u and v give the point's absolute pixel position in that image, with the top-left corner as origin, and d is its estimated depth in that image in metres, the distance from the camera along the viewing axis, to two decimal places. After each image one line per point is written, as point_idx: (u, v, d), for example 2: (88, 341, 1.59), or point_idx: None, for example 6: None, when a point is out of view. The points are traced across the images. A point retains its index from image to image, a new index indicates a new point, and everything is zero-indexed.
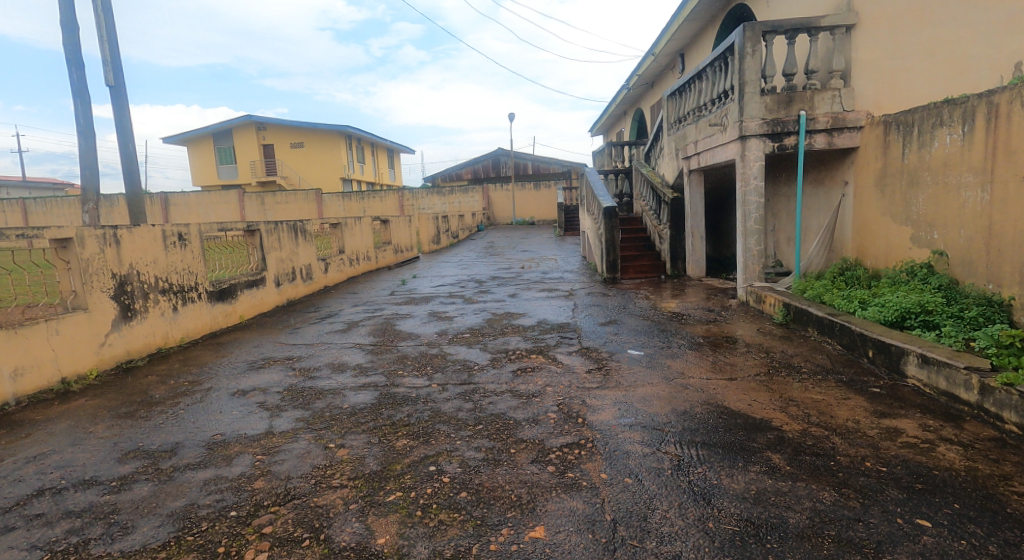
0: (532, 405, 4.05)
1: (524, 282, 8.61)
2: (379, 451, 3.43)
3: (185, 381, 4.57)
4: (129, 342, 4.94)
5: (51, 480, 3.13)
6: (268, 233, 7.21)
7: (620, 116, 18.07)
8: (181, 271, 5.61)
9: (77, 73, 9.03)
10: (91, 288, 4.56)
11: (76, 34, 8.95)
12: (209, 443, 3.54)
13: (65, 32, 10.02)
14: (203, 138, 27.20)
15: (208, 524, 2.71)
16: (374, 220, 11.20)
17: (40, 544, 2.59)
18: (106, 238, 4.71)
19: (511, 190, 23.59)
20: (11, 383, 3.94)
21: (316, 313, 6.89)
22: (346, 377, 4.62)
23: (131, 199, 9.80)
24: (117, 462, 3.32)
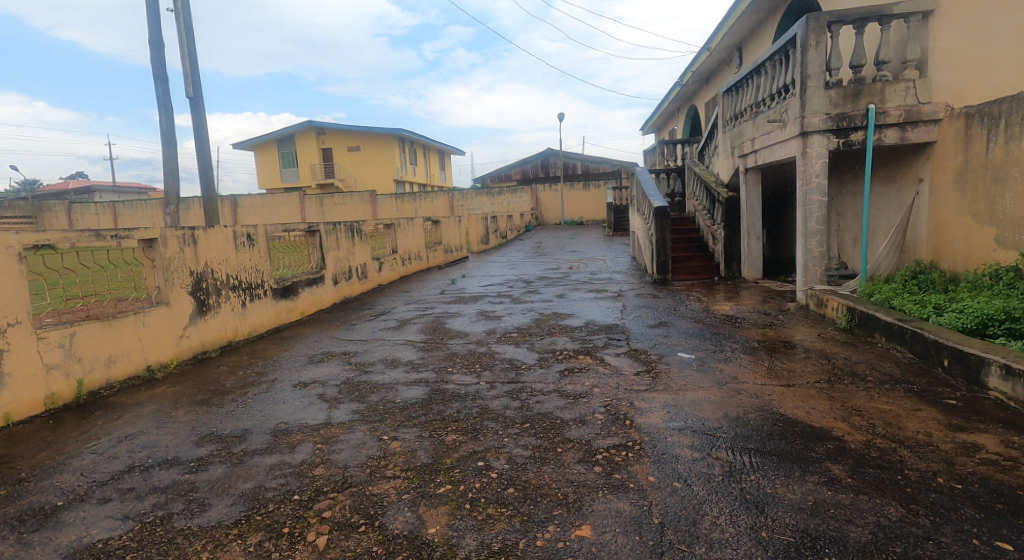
0: (579, 405, 4.07)
1: (573, 282, 8.58)
2: (430, 445, 3.55)
3: (252, 372, 4.88)
4: (205, 334, 5.33)
5: (139, 457, 3.45)
6: (327, 233, 7.54)
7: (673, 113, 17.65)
8: (249, 269, 5.99)
9: (160, 86, 9.75)
10: (172, 284, 4.96)
11: (160, 51, 9.66)
12: (274, 431, 3.79)
13: (150, 50, 10.86)
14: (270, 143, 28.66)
15: (275, 506, 2.91)
16: (425, 221, 11.47)
17: (131, 515, 2.86)
18: (185, 238, 5.10)
19: (561, 189, 23.50)
20: (106, 369, 4.37)
21: (371, 311, 7.16)
22: (398, 373, 4.79)
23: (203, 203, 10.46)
24: (195, 445, 3.61)
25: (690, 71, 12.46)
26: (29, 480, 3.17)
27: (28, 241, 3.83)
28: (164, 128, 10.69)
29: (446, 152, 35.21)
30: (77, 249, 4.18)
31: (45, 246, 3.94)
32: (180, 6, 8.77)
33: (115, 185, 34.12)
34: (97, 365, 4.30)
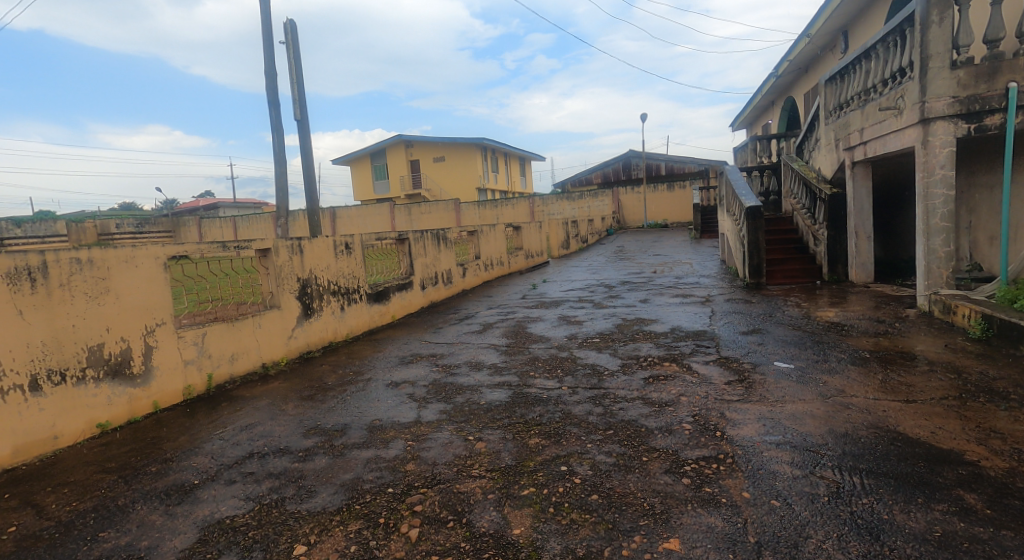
0: (665, 414, 3.94)
1: (656, 287, 8.30)
2: (513, 447, 3.63)
3: (350, 371, 5.27)
4: (309, 336, 5.83)
5: (258, 445, 3.86)
6: (415, 241, 7.92)
7: (767, 106, 16.53)
8: (347, 275, 6.46)
9: (271, 109, 10.73)
10: (283, 290, 5.49)
11: (270, 78, 10.64)
12: (370, 427, 4.06)
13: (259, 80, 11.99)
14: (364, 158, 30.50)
15: (372, 497, 3.13)
16: (506, 227, 11.66)
17: (252, 496, 3.21)
18: (293, 247, 5.62)
19: (643, 191, 22.91)
20: (230, 365, 4.93)
21: (456, 315, 7.42)
22: (482, 376, 4.93)
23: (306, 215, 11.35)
24: (303, 436, 3.97)
25: (786, 61, 11.61)
26: (172, 460, 3.65)
27: (170, 252, 4.45)
28: (274, 148, 11.73)
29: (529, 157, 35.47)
30: (207, 258, 4.75)
31: (183, 256, 4.54)
32: (289, 37, 9.64)
33: (235, 202, 38.02)
34: (223, 361, 4.87)
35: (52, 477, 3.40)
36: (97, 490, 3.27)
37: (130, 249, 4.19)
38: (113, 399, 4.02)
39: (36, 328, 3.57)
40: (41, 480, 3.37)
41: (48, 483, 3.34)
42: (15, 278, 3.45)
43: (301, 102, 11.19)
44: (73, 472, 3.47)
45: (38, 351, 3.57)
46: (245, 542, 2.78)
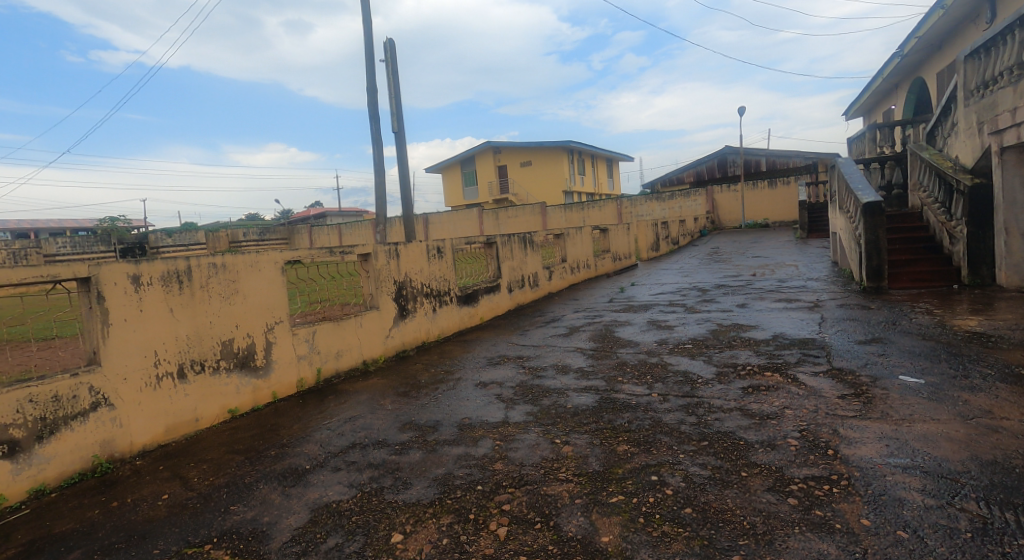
0: (767, 427, 3.66)
1: (757, 290, 7.76)
2: (601, 452, 3.56)
3: (442, 370, 5.48)
4: (404, 335, 6.15)
5: (359, 436, 4.13)
6: (503, 245, 8.05)
7: (890, 90, 14.83)
8: (439, 278, 6.72)
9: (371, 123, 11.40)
10: (381, 292, 5.84)
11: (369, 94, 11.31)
12: (460, 425, 4.19)
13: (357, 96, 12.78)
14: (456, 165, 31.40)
15: (462, 493, 3.23)
16: (593, 229, 11.47)
17: (354, 484, 3.44)
18: (390, 252, 5.96)
19: (741, 189, 21.50)
20: (336, 361, 5.33)
21: (542, 318, 7.44)
22: (569, 379, 4.89)
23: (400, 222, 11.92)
24: (399, 431, 4.19)
25: (914, 37, 10.33)
26: (287, 446, 4.02)
27: (287, 257, 4.91)
28: (371, 159, 12.43)
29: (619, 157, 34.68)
30: (317, 263, 5.18)
31: (296, 260, 4.99)
32: (389, 55, 10.25)
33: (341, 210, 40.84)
34: (330, 357, 5.29)
35: (192, 454, 3.88)
36: (229, 468, 3.68)
37: (255, 255, 4.68)
38: (240, 388, 4.50)
39: (182, 323, 4.10)
40: (184, 455, 3.86)
41: (189, 459, 3.81)
42: (167, 281, 4.00)
43: (396, 115, 11.78)
44: (209, 451, 3.93)
45: (183, 343, 4.10)
46: (349, 526, 2.98)
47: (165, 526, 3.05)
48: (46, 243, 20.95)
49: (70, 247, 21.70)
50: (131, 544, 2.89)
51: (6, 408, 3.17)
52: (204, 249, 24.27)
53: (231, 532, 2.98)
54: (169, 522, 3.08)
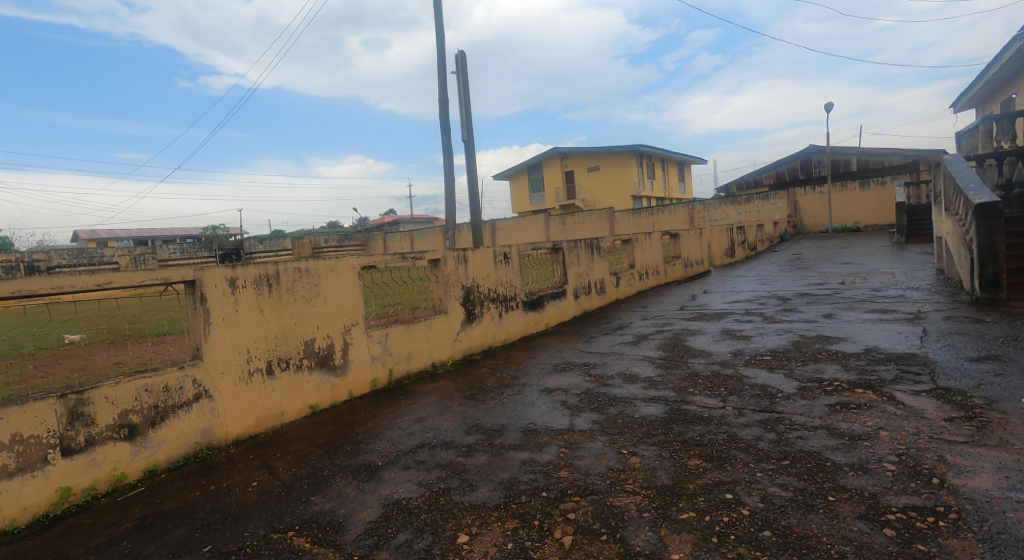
0: (858, 449, 3.37)
1: (845, 300, 7.21)
2: (671, 466, 3.43)
3: (508, 375, 5.53)
4: (471, 339, 6.26)
5: (427, 437, 4.25)
6: (569, 250, 7.99)
7: (1008, 78, 13.32)
8: (505, 284, 6.79)
9: (441, 132, 11.72)
10: (449, 297, 5.98)
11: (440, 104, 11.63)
12: (525, 430, 4.20)
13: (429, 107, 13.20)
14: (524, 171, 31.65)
15: (527, 498, 3.23)
16: (663, 234, 11.16)
17: (423, 483, 3.54)
18: (459, 258, 6.09)
19: (828, 191, 20.14)
20: (407, 362, 5.52)
21: (610, 325, 7.32)
22: (636, 388, 4.78)
23: (469, 228, 12.16)
24: (465, 433, 4.27)
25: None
26: (362, 442, 4.20)
27: (363, 262, 5.15)
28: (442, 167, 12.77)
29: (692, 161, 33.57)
30: (390, 268, 5.39)
31: (371, 265, 5.23)
32: (459, 67, 10.50)
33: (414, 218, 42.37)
34: (401, 358, 5.48)
35: (278, 445, 4.14)
36: (309, 461, 3.90)
37: (335, 260, 4.94)
38: (320, 385, 4.77)
39: (271, 323, 4.40)
40: (271, 446, 4.13)
41: (275, 450, 4.07)
42: (259, 284, 4.30)
43: (466, 124, 12.03)
44: (292, 443, 4.19)
45: (271, 342, 4.40)
46: (417, 524, 3.07)
47: (254, 511, 3.27)
48: (156, 250, 23.18)
49: (176, 253, 23.88)
50: (224, 525, 3.13)
51: (127, 396, 3.56)
52: (289, 255, 25.96)
53: (310, 521, 3.16)
54: (257, 508, 3.31)
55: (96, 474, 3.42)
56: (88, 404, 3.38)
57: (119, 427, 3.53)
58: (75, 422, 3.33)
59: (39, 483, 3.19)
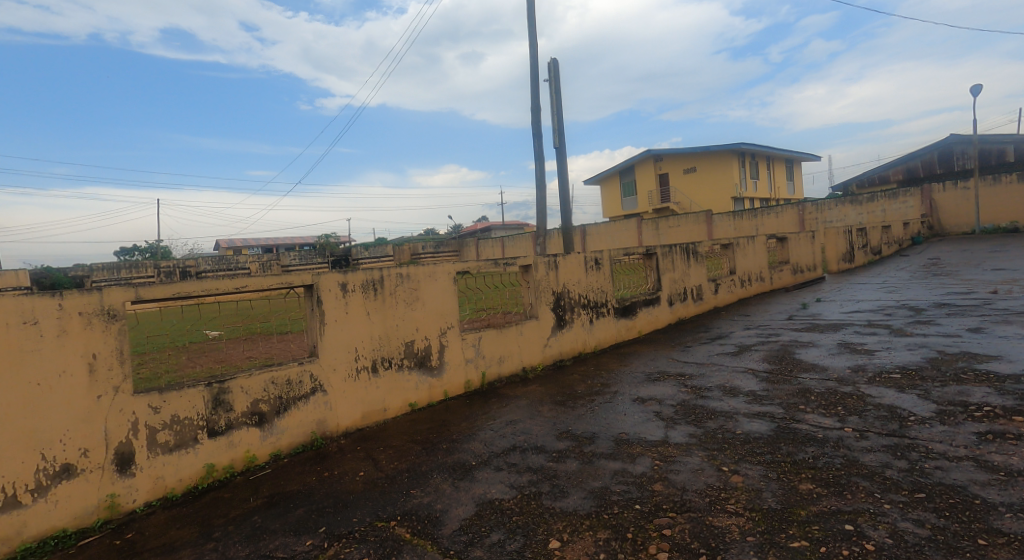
0: (1015, 487, 2.92)
1: (994, 313, 6.32)
2: (778, 488, 3.20)
3: (599, 382, 5.47)
4: (562, 345, 6.27)
5: (519, 440, 4.31)
6: (664, 256, 7.74)
7: None
8: (597, 290, 6.72)
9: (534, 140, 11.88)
10: (540, 302, 6.04)
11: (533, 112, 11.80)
12: (617, 439, 4.14)
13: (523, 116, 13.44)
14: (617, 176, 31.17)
15: (619, 509, 3.18)
16: (768, 239, 10.48)
17: (515, 485, 3.60)
18: (550, 263, 6.13)
19: (972, 187, 17.83)
20: (498, 366, 5.65)
21: (707, 334, 7.01)
22: (738, 402, 4.54)
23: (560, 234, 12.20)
24: (556, 439, 4.28)
25: None
26: (456, 441, 4.35)
27: (458, 267, 5.35)
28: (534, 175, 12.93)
29: (801, 158, 31.15)
30: (483, 273, 5.56)
31: (465, 271, 5.42)
32: (551, 74, 10.59)
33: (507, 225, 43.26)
34: (494, 362, 5.62)
35: (381, 439, 4.41)
36: (409, 456, 4.12)
37: (433, 266, 5.17)
38: (419, 384, 5.01)
39: (375, 324, 4.69)
40: (375, 439, 4.41)
41: (379, 443, 4.34)
42: (366, 288, 4.62)
43: (558, 131, 12.10)
44: (393, 438, 4.44)
45: (376, 342, 4.69)
46: (510, 525, 3.13)
47: (361, 499, 3.51)
48: (279, 256, 25.60)
49: (296, 260, 26.21)
50: (336, 510, 3.39)
51: (258, 387, 3.98)
52: (392, 261, 27.52)
53: (410, 513, 3.32)
54: (364, 497, 3.55)
55: (234, 454, 3.86)
56: (228, 392, 3.83)
57: (251, 414, 3.95)
58: (217, 408, 3.78)
59: (191, 459, 3.67)
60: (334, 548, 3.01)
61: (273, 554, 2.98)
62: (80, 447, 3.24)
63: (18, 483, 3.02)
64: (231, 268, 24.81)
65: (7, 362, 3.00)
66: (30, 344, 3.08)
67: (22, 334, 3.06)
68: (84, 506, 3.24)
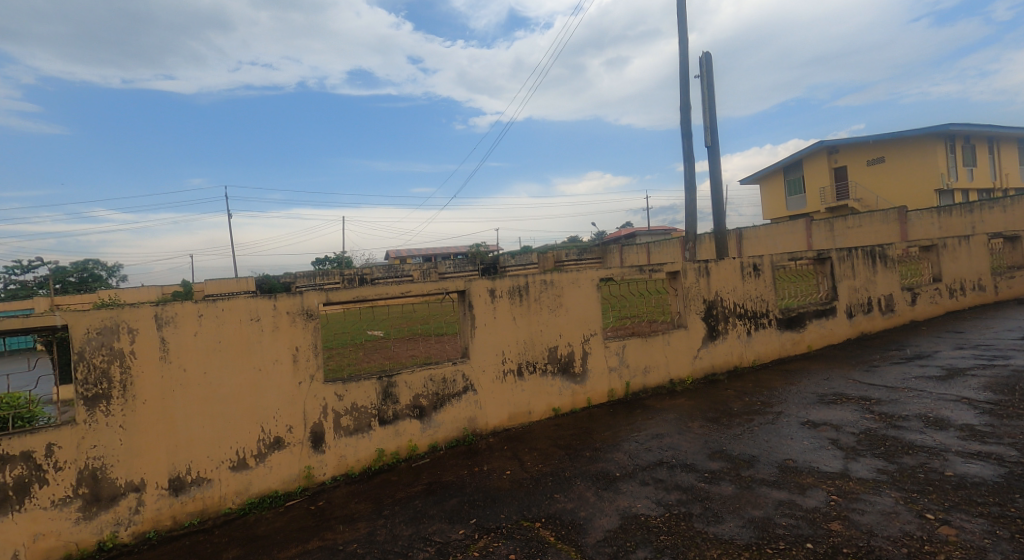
0: None
1: None
2: (1011, 552, 2.58)
3: (758, 400, 4.97)
4: (714, 357, 5.83)
5: (666, 455, 4.07)
6: (842, 261, 6.79)
7: None
8: (756, 298, 6.13)
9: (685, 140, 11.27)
10: (690, 311, 5.68)
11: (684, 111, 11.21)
12: (782, 465, 3.70)
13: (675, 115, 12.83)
14: (781, 173, 28.36)
15: (786, 546, 2.83)
16: (988, 240, 8.65)
17: (662, 502, 3.39)
18: (701, 270, 5.74)
19: None
20: (643, 376, 5.43)
21: (900, 353, 5.99)
22: (947, 437, 3.78)
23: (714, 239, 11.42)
24: (708, 458, 3.96)
25: None
26: (600, 450, 4.25)
27: (602, 274, 5.25)
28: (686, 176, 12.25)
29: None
30: (627, 280, 5.38)
31: (609, 278, 5.30)
32: (704, 70, 9.98)
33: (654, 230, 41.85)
34: (638, 372, 5.41)
35: (526, 441, 4.48)
36: (552, 460, 4.12)
37: (576, 273, 5.14)
38: (562, 390, 5.01)
39: (521, 329, 4.79)
40: (521, 441, 4.49)
41: (524, 445, 4.42)
42: (513, 294, 4.75)
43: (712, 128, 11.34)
44: (537, 441, 4.48)
45: (522, 346, 4.79)
46: (657, 544, 2.95)
47: (508, 496, 3.59)
48: (436, 264, 27.70)
49: (450, 267, 28.11)
50: (485, 504, 3.50)
51: (418, 383, 4.29)
52: (538, 268, 28.17)
53: (555, 517, 3.31)
54: (510, 495, 3.62)
55: (400, 442, 4.20)
56: (395, 386, 4.19)
57: (413, 407, 4.27)
58: (386, 399, 4.15)
59: (366, 442, 4.07)
60: (484, 541, 3.11)
61: (430, 538, 3.17)
62: (287, 424, 3.80)
63: (246, 449, 3.68)
64: (395, 275, 27.44)
65: (240, 350, 3.67)
66: (255, 336, 3.72)
67: (251, 328, 3.71)
68: (290, 473, 3.80)
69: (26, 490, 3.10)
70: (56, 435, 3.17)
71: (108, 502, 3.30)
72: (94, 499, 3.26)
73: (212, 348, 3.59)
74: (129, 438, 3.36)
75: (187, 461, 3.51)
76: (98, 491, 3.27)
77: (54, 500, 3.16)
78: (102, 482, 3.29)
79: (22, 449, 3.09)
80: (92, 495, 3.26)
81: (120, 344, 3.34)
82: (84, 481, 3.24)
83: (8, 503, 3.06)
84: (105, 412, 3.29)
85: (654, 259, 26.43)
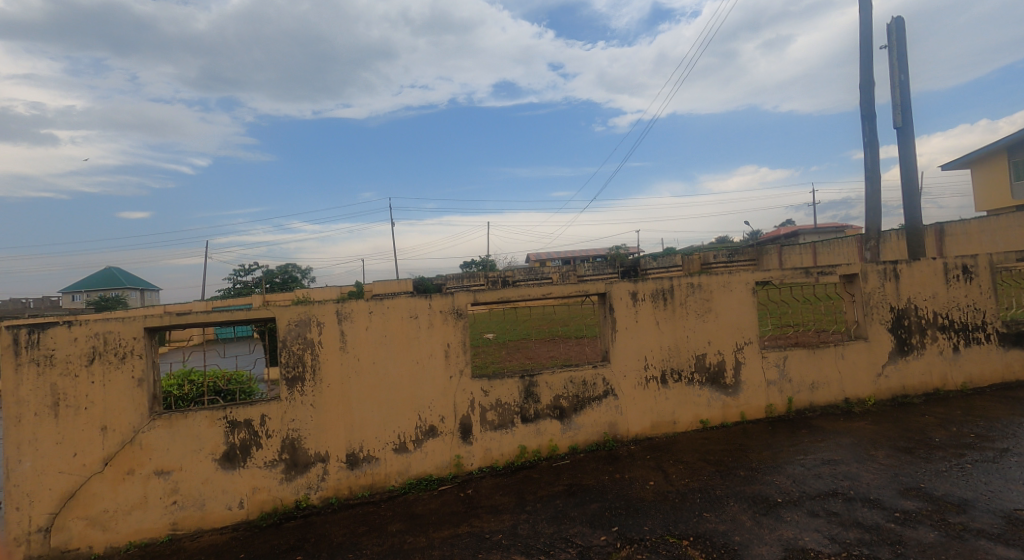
0: None
1: None
2: None
3: (971, 433, 4.08)
4: (905, 376, 4.94)
5: (842, 485, 3.49)
6: None
7: None
8: (965, 307, 5.06)
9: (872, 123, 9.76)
10: (872, 320, 4.87)
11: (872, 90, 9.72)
12: (1009, 517, 2.96)
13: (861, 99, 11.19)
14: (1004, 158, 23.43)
15: None
16: None
17: (837, 539, 2.90)
18: (887, 272, 4.89)
19: None
20: (810, 393, 4.78)
21: None
22: None
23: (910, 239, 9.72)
24: (899, 495, 3.31)
25: None
26: (758, 471, 3.79)
27: (759, 277, 4.71)
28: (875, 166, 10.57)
29: None
30: (789, 284, 4.79)
31: (766, 281, 4.75)
32: (896, 39, 8.57)
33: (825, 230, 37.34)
34: (804, 388, 4.77)
35: (673, 452, 4.18)
36: (702, 475, 3.77)
37: (728, 276, 4.68)
38: (712, 402, 4.59)
39: (666, 335, 4.50)
40: (666, 451, 4.20)
41: (670, 456, 4.11)
42: (657, 298, 4.47)
43: None
44: (685, 453, 4.15)
45: (667, 352, 4.49)
46: None
47: (653, 508, 3.35)
48: (577, 267, 27.72)
49: (591, 270, 27.98)
50: (629, 514, 3.30)
51: (559, 384, 4.23)
52: (683, 271, 26.70)
53: (705, 537, 3.01)
54: (656, 507, 3.38)
55: (542, 441, 4.18)
56: (537, 385, 4.17)
57: (554, 408, 4.22)
58: (528, 398, 4.15)
59: (510, 438, 4.11)
60: (628, 551, 2.93)
61: (572, 540, 3.07)
62: (440, 413, 3.98)
63: (407, 434, 3.91)
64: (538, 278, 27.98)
65: (402, 344, 3.92)
66: (413, 331, 3.95)
67: (409, 324, 3.94)
68: (443, 459, 3.97)
69: (247, 450, 3.64)
70: (267, 408, 3.67)
71: (303, 468, 3.72)
72: (293, 465, 3.71)
73: (379, 341, 3.88)
74: (317, 415, 3.76)
75: (360, 439, 3.83)
76: (295, 458, 3.71)
77: (265, 461, 3.66)
78: (299, 450, 3.72)
79: (245, 416, 3.63)
80: (292, 461, 3.71)
81: (311, 335, 3.76)
82: (286, 448, 3.70)
83: (236, 459, 3.62)
84: (301, 392, 3.73)
85: (823, 262, 23.42)
